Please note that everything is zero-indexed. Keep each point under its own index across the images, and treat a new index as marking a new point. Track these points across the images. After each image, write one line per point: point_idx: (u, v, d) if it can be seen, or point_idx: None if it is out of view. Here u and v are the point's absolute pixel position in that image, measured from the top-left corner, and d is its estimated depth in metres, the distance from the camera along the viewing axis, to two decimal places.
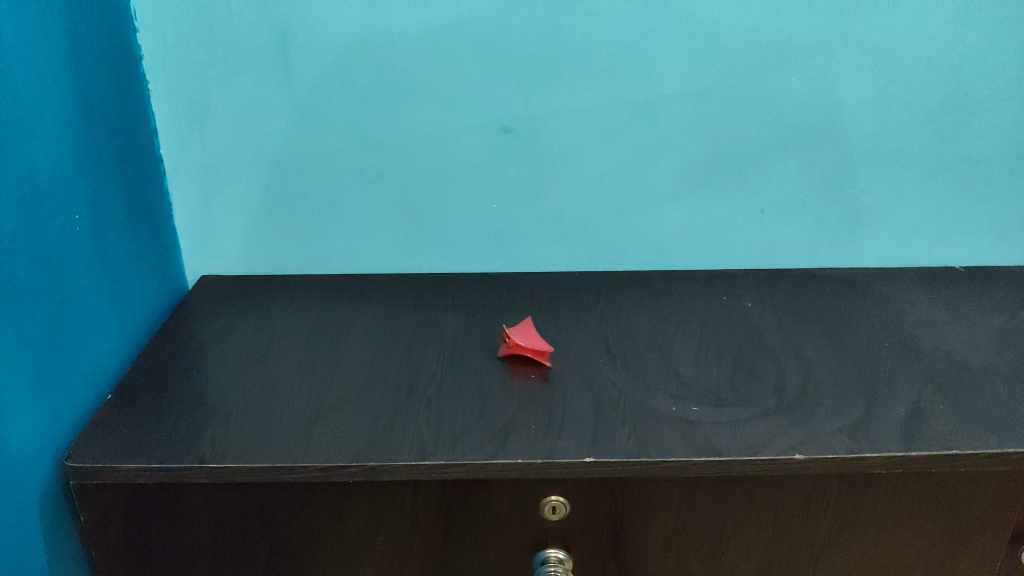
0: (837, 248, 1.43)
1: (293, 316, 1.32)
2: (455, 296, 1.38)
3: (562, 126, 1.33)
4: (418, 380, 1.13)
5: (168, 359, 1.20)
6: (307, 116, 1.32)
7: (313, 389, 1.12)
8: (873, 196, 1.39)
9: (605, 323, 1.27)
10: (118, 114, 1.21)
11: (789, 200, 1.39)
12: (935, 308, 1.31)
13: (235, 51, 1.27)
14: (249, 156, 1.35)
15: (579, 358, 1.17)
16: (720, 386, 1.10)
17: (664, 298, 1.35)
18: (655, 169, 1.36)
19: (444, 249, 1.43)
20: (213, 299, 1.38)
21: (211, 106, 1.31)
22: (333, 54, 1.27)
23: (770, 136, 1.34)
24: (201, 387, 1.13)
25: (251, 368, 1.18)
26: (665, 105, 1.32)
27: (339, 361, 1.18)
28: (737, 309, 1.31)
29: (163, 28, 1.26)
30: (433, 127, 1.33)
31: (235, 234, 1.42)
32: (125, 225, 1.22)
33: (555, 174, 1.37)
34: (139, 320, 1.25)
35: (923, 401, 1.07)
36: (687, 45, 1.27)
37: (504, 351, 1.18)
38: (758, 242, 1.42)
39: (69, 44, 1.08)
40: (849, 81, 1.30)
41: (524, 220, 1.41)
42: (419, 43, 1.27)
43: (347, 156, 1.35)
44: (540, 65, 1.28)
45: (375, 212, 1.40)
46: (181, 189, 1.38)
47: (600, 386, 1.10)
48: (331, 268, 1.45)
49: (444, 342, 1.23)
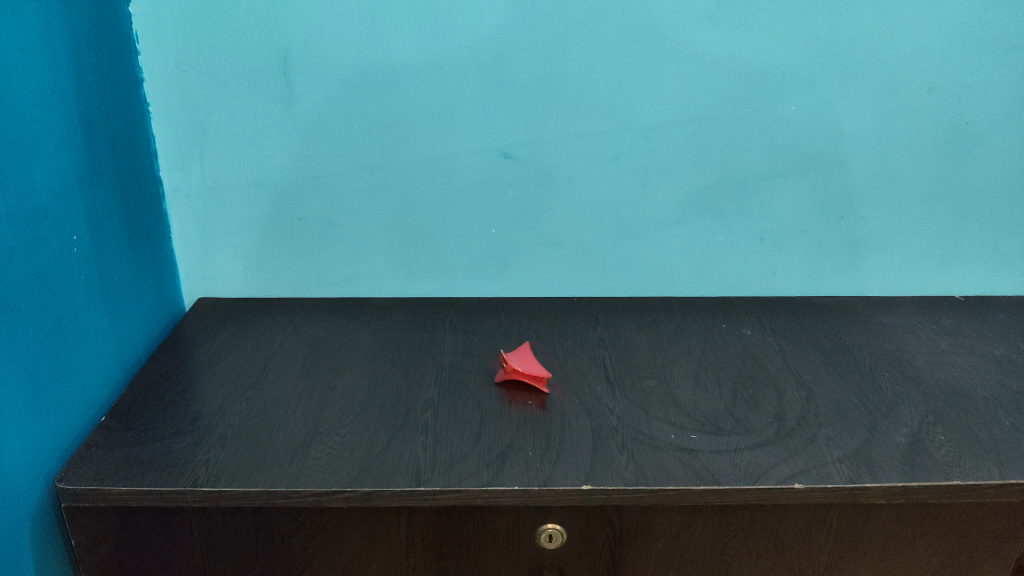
0: (836, 276, 1.43)
1: (290, 339, 1.32)
2: (453, 320, 1.37)
3: (563, 152, 1.33)
4: (415, 404, 1.12)
5: (163, 382, 1.20)
6: (307, 139, 1.32)
7: (309, 413, 1.11)
8: (873, 224, 1.39)
9: (603, 349, 1.26)
10: (118, 135, 1.21)
11: (788, 228, 1.39)
12: (935, 337, 1.31)
13: (237, 75, 1.28)
14: (249, 179, 1.35)
15: (577, 384, 1.16)
16: (719, 414, 1.09)
17: (663, 325, 1.34)
18: (654, 196, 1.37)
19: (443, 273, 1.43)
20: (210, 321, 1.38)
21: (212, 128, 1.32)
22: (335, 78, 1.28)
23: (770, 164, 1.34)
24: (195, 410, 1.12)
25: (246, 391, 1.17)
26: (665, 132, 1.32)
27: (336, 385, 1.18)
28: (736, 336, 1.31)
29: (166, 51, 1.26)
30: (434, 151, 1.33)
31: (233, 256, 1.41)
32: (123, 246, 1.22)
33: (556, 199, 1.37)
34: (136, 341, 1.25)
35: (924, 431, 1.06)
36: (687, 74, 1.28)
37: (501, 377, 1.17)
38: (758, 269, 1.42)
39: (72, 65, 1.08)
40: (848, 110, 1.31)
41: (522, 245, 1.41)
42: (420, 69, 1.27)
43: (347, 179, 1.35)
44: (541, 91, 1.29)
45: (374, 236, 1.40)
46: (180, 211, 1.37)
47: (599, 413, 1.09)
48: (330, 291, 1.45)
49: (442, 366, 1.22)
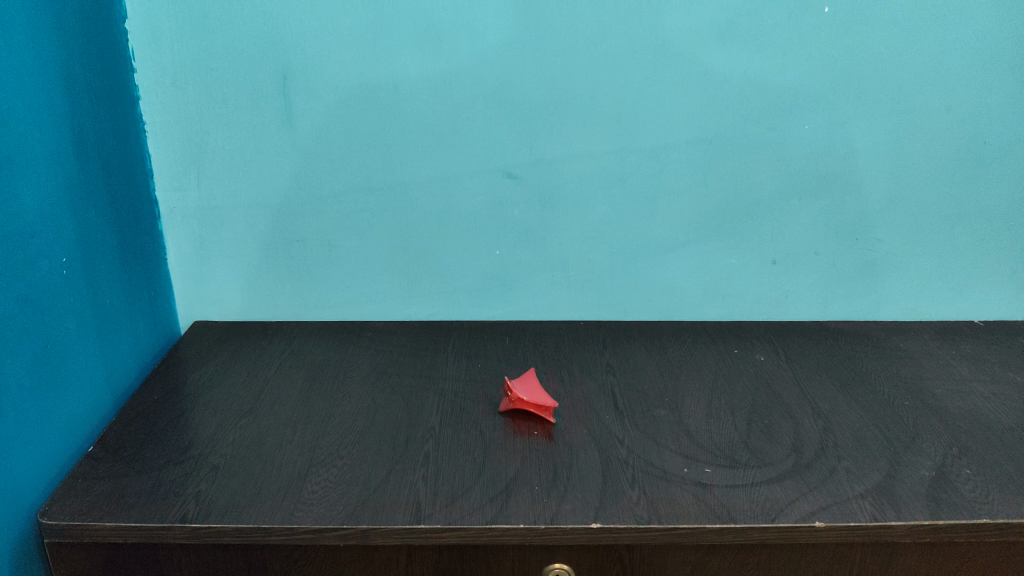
0: (852, 299, 1.38)
1: (287, 364, 1.28)
2: (456, 345, 1.33)
3: (570, 172, 1.30)
4: (415, 434, 1.08)
5: (154, 409, 1.15)
6: (307, 160, 1.29)
7: (305, 443, 1.06)
8: (889, 247, 1.35)
9: (612, 376, 1.21)
10: (112, 154, 1.18)
11: (802, 250, 1.35)
12: (956, 364, 1.26)
13: (235, 93, 1.25)
14: (247, 200, 1.32)
15: (584, 413, 1.11)
16: (734, 445, 1.05)
17: (673, 350, 1.30)
18: (663, 217, 1.33)
19: (446, 295, 1.39)
20: (205, 345, 1.34)
21: (209, 147, 1.28)
22: (335, 96, 1.25)
23: (783, 184, 1.30)
24: (188, 439, 1.08)
25: (241, 420, 1.12)
26: (675, 152, 1.28)
27: (334, 414, 1.13)
28: (750, 362, 1.26)
29: (162, 68, 1.23)
30: (436, 171, 1.30)
31: (231, 278, 1.38)
32: (116, 267, 1.18)
33: (562, 220, 1.33)
34: (128, 367, 1.20)
35: (949, 464, 1.01)
36: (697, 92, 1.24)
37: (505, 406, 1.12)
38: (771, 293, 1.38)
39: (64, 82, 1.05)
40: (864, 130, 1.27)
41: (528, 268, 1.37)
42: (422, 87, 1.24)
43: (347, 199, 1.31)
44: (547, 110, 1.25)
45: (375, 257, 1.36)
46: (175, 231, 1.34)
47: (608, 444, 1.04)
48: (329, 313, 1.41)
49: (443, 394, 1.18)
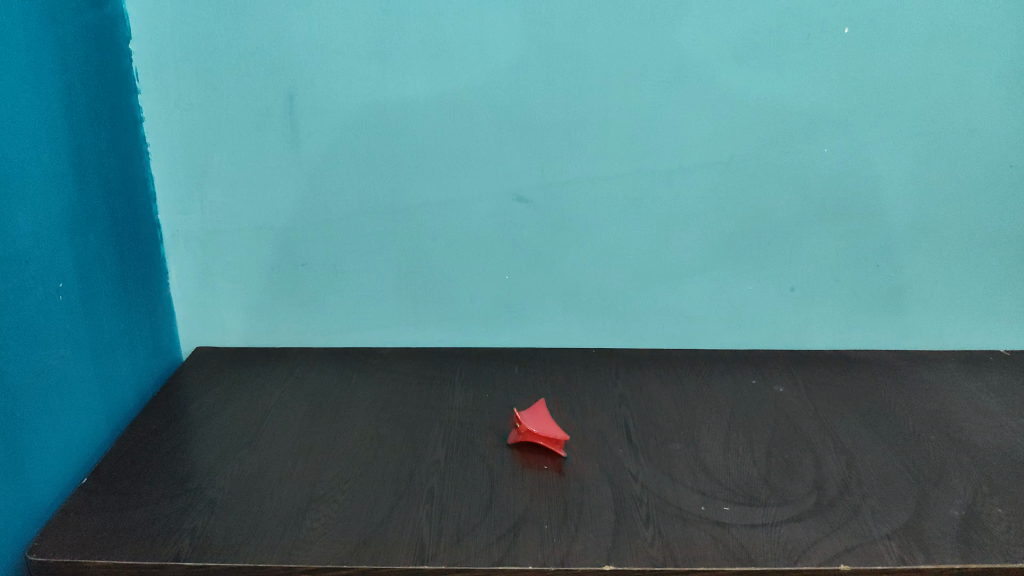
0: (872, 328, 1.34)
1: (290, 393, 1.24)
2: (464, 373, 1.29)
3: (582, 197, 1.26)
4: (420, 468, 1.04)
5: (153, 439, 1.12)
6: (313, 183, 1.26)
7: (306, 476, 1.03)
8: (912, 274, 1.30)
9: (625, 407, 1.17)
10: (114, 177, 1.15)
11: (821, 276, 1.31)
12: (983, 397, 1.21)
13: (240, 114, 1.22)
14: (251, 224, 1.29)
15: (596, 447, 1.07)
16: (753, 482, 1.00)
17: (688, 380, 1.26)
18: (678, 242, 1.29)
19: (454, 321, 1.35)
20: (207, 373, 1.31)
21: (213, 170, 1.26)
22: (341, 118, 1.22)
23: (802, 209, 1.27)
24: (185, 471, 1.04)
25: (241, 451, 1.09)
26: (689, 176, 1.25)
27: (337, 445, 1.09)
28: (767, 393, 1.22)
29: (166, 89, 1.21)
30: (445, 194, 1.26)
31: (235, 304, 1.35)
32: (116, 293, 1.15)
33: (573, 245, 1.29)
34: (127, 395, 1.17)
35: (979, 503, 0.97)
36: (713, 114, 1.21)
37: (514, 438, 1.08)
38: (789, 321, 1.34)
39: (64, 103, 1.03)
40: (885, 154, 1.23)
41: (538, 294, 1.33)
42: (431, 108, 1.21)
43: (353, 223, 1.28)
44: (559, 133, 1.22)
45: (382, 282, 1.33)
46: (178, 255, 1.31)
47: (621, 480, 1.00)
48: (335, 340, 1.38)
49: (450, 425, 1.14)
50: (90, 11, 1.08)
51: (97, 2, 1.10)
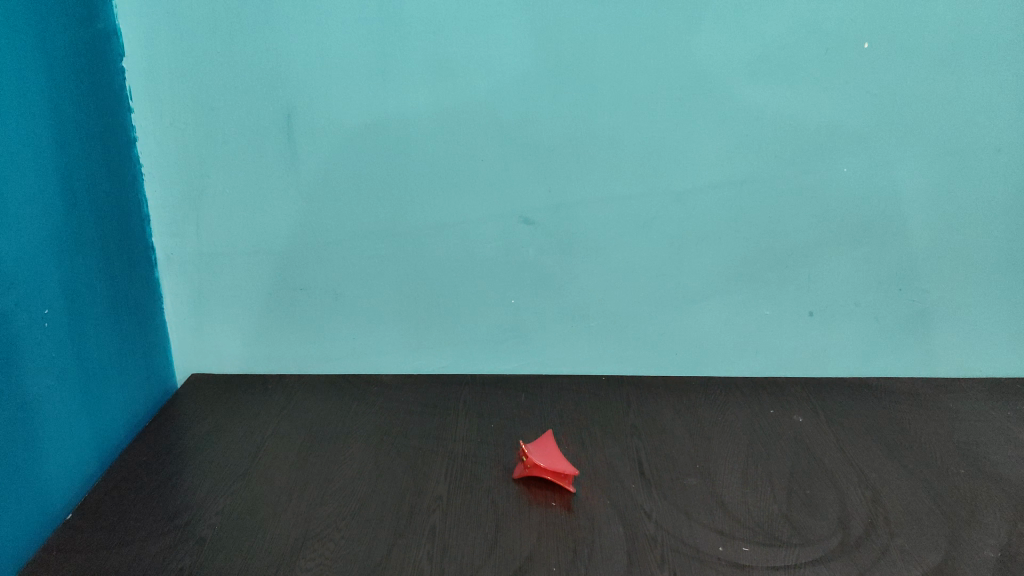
0: (894, 355, 1.29)
1: (288, 422, 1.19)
2: (469, 402, 1.24)
3: (591, 218, 1.22)
4: (420, 504, 0.98)
5: (143, 472, 1.07)
6: (312, 203, 1.22)
7: (301, 512, 0.97)
8: (935, 298, 1.25)
9: (637, 439, 1.12)
10: (106, 198, 1.11)
11: (840, 300, 1.26)
12: (1013, 427, 1.16)
13: (237, 132, 1.18)
14: (249, 246, 1.25)
15: (607, 481, 1.02)
16: (774, 520, 0.94)
17: (702, 409, 1.20)
18: (691, 265, 1.24)
19: (458, 347, 1.31)
20: (203, 402, 1.26)
21: (209, 191, 1.22)
22: (341, 137, 1.18)
23: (820, 231, 1.22)
24: (175, 506, 0.99)
25: (234, 484, 1.04)
26: (703, 196, 1.20)
27: (334, 478, 1.04)
28: (786, 423, 1.16)
29: (161, 108, 1.17)
30: (449, 216, 1.22)
31: (231, 329, 1.31)
32: (107, 318, 1.11)
33: (582, 268, 1.25)
34: (118, 424, 1.13)
35: (1015, 542, 0.91)
36: (727, 132, 1.17)
37: (520, 473, 1.02)
38: (806, 347, 1.29)
39: (52, 122, 0.99)
40: (907, 173, 1.19)
41: (545, 319, 1.28)
42: (434, 126, 1.17)
43: (355, 245, 1.24)
44: (566, 151, 1.18)
45: (384, 307, 1.28)
46: (174, 279, 1.27)
47: (634, 517, 0.94)
48: (335, 367, 1.33)
49: (454, 457, 1.09)
50: (80, 27, 1.05)
51: (88, 19, 1.06)
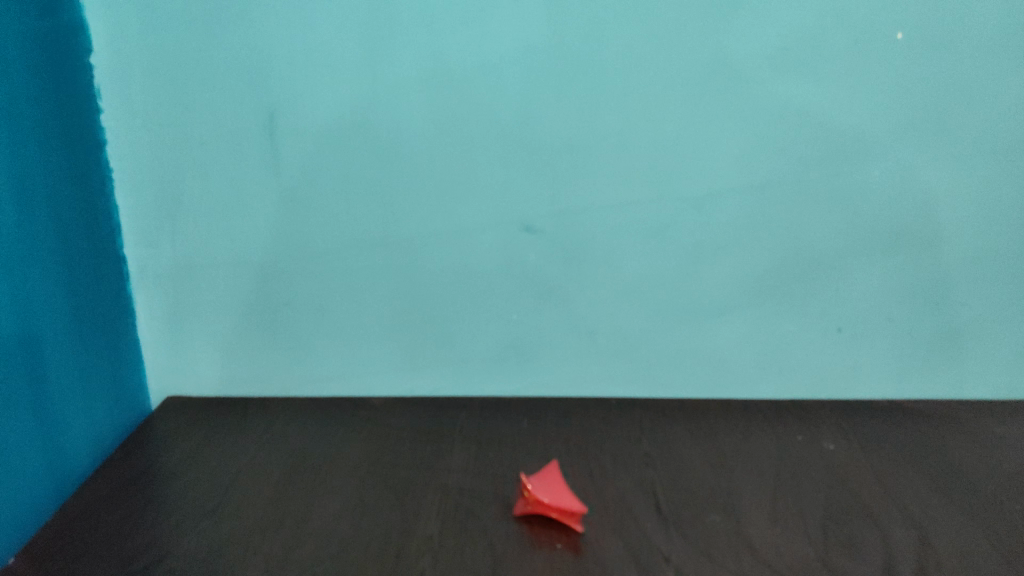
0: (929, 377, 1.18)
1: (268, 452, 1.09)
2: (466, 429, 1.14)
3: (598, 227, 1.12)
4: (410, 545, 0.88)
5: (105, 508, 0.97)
6: (296, 210, 1.12)
7: (276, 553, 0.87)
8: (974, 313, 1.15)
9: (651, 470, 1.02)
10: (69, 206, 1.02)
11: (871, 317, 1.15)
12: None
13: (214, 135, 1.09)
14: (227, 259, 1.15)
15: (620, 519, 0.91)
16: (809, 564, 0.84)
17: (723, 438, 1.10)
18: (708, 278, 1.14)
19: (454, 367, 1.20)
20: (179, 429, 1.16)
21: (184, 198, 1.12)
22: (326, 139, 1.08)
23: (849, 240, 1.11)
24: (135, 546, 0.89)
25: (204, 520, 0.94)
26: (721, 201, 1.10)
27: (315, 514, 0.94)
28: (816, 454, 1.06)
29: (131, 109, 1.08)
30: (444, 225, 1.12)
31: (209, 348, 1.20)
32: (68, 338, 1.01)
33: (589, 281, 1.14)
34: (78, 453, 1.03)
35: None
36: (748, 132, 1.06)
37: (521, 510, 0.92)
38: (834, 367, 1.18)
39: (5, 120, 0.89)
40: (944, 177, 1.08)
41: (549, 337, 1.18)
42: (427, 127, 1.07)
43: (342, 257, 1.14)
44: (571, 155, 1.08)
45: (373, 324, 1.18)
46: (146, 294, 1.17)
47: (650, 562, 0.84)
48: (322, 390, 1.23)
49: (448, 491, 0.98)
50: (41, 19, 0.95)
51: (50, 9, 0.97)
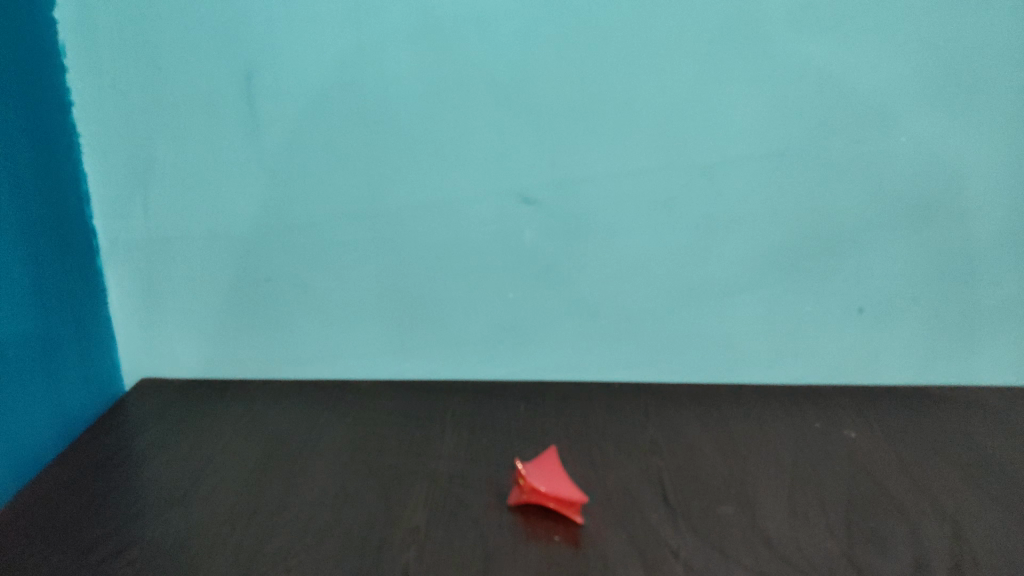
0: (954, 362, 1.11)
1: (246, 437, 1.02)
2: (459, 414, 1.06)
3: (603, 198, 1.04)
4: (394, 536, 0.80)
5: (66, 494, 0.90)
6: (277, 178, 1.04)
7: (248, 544, 0.80)
8: (1004, 293, 1.07)
9: (658, 458, 0.94)
10: (31, 169, 0.94)
11: (895, 297, 1.07)
12: None
13: (187, 95, 1.01)
14: (204, 230, 1.07)
15: (624, 510, 0.84)
16: (832, 560, 0.76)
17: (735, 426, 1.03)
18: (720, 254, 1.06)
19: (447, 349, 1.13)
20: (153, 413, 1.09)
21: (157, 165, 1.04)
22: (309, 100, 1.00)
23: (871, 214, 1.04)
24: (96, 535, 0.82)
25: (172, 508, 0.86)
26: (734, 170, 1.02)
27: (294, 503, 0.87)
28: (836, 442, 0.98)
29: (99, 67, 1.00)
30: (436, 195, 1.04)
31: (185, 327, 1.13)
32: (27, 313, 0.93)
33: (592, 257, 1.07)
34: (41, 436, 0.95)
35: None
36: (765, 95, 0.99)
37: (516, 500, 0.84)
38: (854, 350, 1.11)
39: None
40: (976, 145, 1.00)
41: (549, 317, 1.10)
42: (418, 88, 0.99)
43: (327, 229, 1.07)
44: (574, 119, 1.00)
45: (361, 303, 1.10)
46: (118, 269, 1.10)
47: (657, 557, 0.76)
48: (307, 373, 1.16)
49: (438, 479, 0.91)
50: None
51: None
